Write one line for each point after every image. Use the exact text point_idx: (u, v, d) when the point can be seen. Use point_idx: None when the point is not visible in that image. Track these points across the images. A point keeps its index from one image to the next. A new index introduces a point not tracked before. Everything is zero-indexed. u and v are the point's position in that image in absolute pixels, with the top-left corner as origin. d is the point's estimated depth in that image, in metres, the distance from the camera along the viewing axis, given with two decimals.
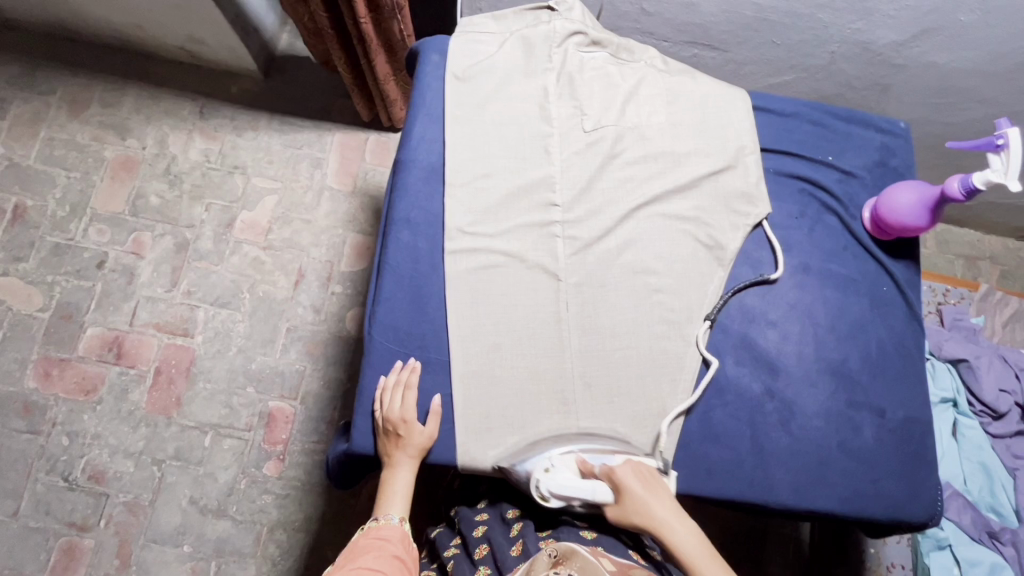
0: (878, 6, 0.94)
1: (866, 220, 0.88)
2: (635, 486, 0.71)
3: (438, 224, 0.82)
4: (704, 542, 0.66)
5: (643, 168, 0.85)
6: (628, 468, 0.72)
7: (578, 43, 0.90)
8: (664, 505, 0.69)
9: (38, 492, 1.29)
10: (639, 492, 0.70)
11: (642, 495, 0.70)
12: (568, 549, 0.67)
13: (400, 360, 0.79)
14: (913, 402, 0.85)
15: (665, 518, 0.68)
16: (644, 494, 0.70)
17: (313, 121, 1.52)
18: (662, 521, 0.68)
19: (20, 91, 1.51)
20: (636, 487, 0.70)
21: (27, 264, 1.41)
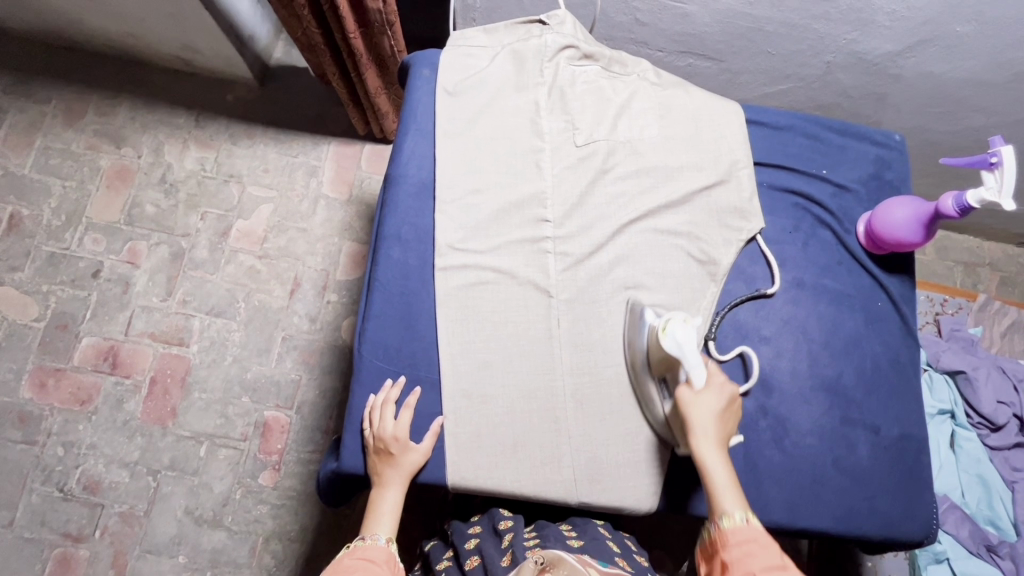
0: (872, 17, 0.93)
1: (861, 234, 0.88)
2: (718, 401, 0.71)
3: (429, 240, 0.82)
4: (731, 478, 0.68)
5: (635, 183, 0.85)
6: (729, 386, 0.72)
7: (570, 57, 0.89)
8: (725, 430, 0.71)
9: (34, 502, 1.29)
10: (716, 404, 0.71)
11: (715, 411, 0.71)
12: (555, 556, 0.65)
13: (390, 378, 0.78)
14: (908, 418, 0.84)
15: (716, 439, 0.70)
16: (717, 412, 0.70)
17: (308, 130, 1.52)
18: (712, 438, 0.70)
19: (16, 99, 1.51)
20: (719, 399, 0.71)
21: (22, 273, 1.41)
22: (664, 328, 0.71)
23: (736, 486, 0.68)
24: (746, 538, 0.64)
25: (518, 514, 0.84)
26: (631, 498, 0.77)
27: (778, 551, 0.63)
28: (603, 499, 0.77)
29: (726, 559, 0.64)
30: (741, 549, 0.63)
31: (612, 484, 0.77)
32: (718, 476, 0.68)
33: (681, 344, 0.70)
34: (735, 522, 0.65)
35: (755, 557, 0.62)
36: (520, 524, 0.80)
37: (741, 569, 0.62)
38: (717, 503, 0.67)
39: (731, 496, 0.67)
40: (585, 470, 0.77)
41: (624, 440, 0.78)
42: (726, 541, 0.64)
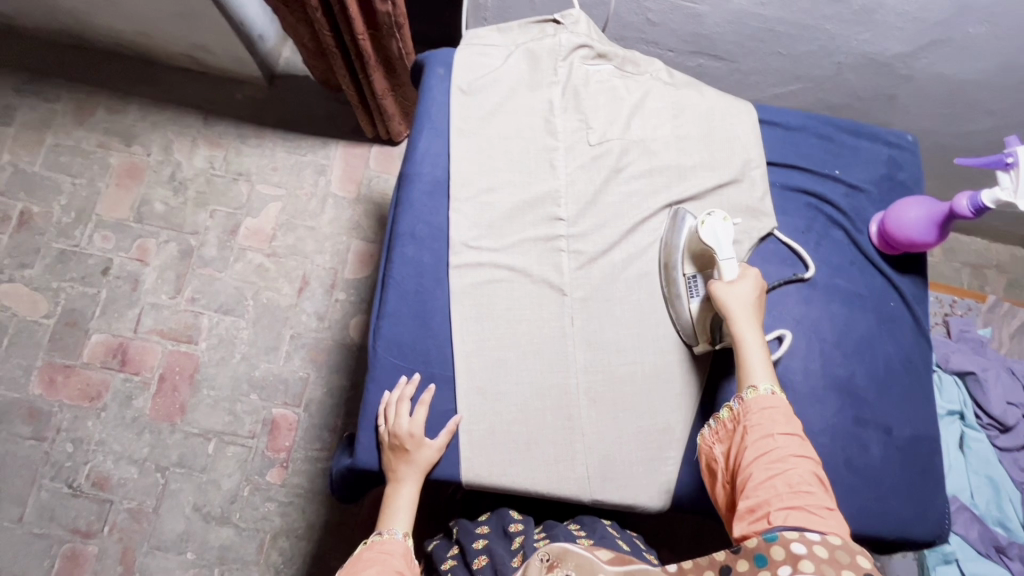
0: (884, 18, 0.94)
1: (873, 234, 0.88)
2: (751, 290, 0.75)
3: (443, 238, 0.82)
4: (763, 355, 0.71)
5: (648, 182, 0.85)
6: (760, 279, 0.76)
7: (583, 56, 0.89)
8: (759, 317, 0.75)
9: (43, 498, 1.29)
10: (750, 292, 0.74)
11: (748, 298, 0.74)
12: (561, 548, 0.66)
13: (404, 375, 0.79)
14: (920, 419, 0.84)
15: (752, 320, 0.73)
16: (751, 298, 0.74)
17: (317, 128, 1.53)
18: (749, 319, 0.73)
19: (27, 97, 1.51)
20: (753, 287, 0.75)
21: (32, 270, 1.41)
22: (703, 223, 0.77)
23: (769, 363, 0.71)
24: (770, 405, 0.67)
25: (527, 515, 0.84)
26: (644, 496, 0.77)
27: (795, 423, 0.67)
28: (615, 497, 0.77)
29: (747, 426, 0.67)
30: (764, 415, 0.66)
31: (624, 483, 0.77)
32: (753, 350, 0.71)
33: (718, 238, 0.77)
34: (765, 391, 0.68)
35: (776, 423, 0.66)
36: (530, 526, 0.80)
37: (761, 433, 0.66)
38: (749, 375, 0.70)
39: (762, 370, 0.70)
40: (598, 468, 0.77)
41: (636, 438, 0.78)
42: (750, 410, 0.68)
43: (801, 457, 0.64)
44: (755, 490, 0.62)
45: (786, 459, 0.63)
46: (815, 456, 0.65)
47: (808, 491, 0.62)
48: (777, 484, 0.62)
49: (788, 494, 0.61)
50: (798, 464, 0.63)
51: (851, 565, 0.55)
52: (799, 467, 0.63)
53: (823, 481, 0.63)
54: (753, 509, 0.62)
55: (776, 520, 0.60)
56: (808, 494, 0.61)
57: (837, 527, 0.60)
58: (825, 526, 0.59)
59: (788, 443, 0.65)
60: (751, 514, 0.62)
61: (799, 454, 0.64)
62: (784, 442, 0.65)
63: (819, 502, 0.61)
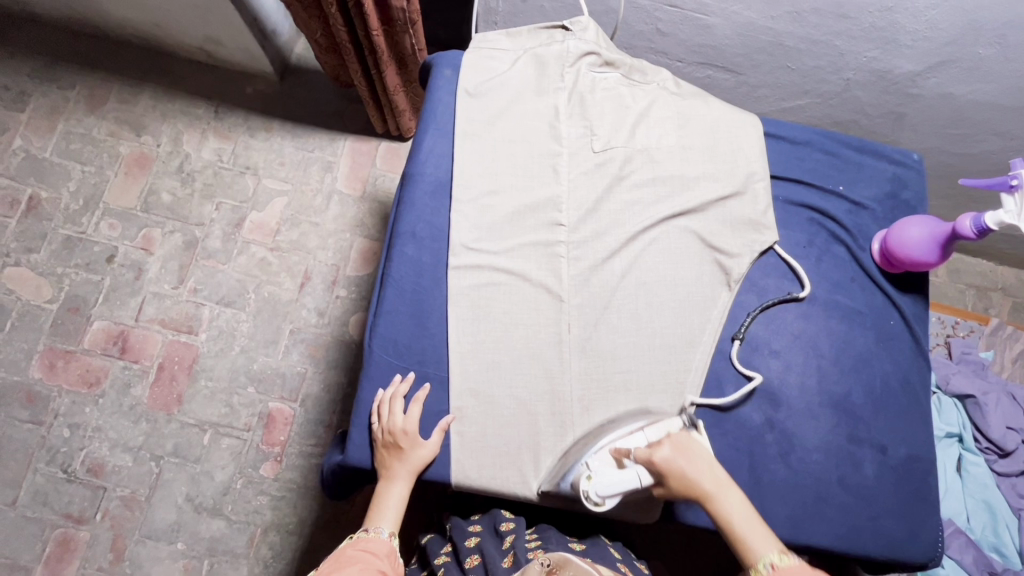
0: (894, 35, 0.94)
1: (875, 252, 0.87)
2: (677, 463, 0.70)
3: (443, 239, 0.82)
4: (744, 507, 0.69)
5: (651, 191, 0.85)
6: (669, 447, 0.71)
7: (591, 63, 0.89)
8: (707, 482, 0.70)
9: (38, 483, 1.30)
10: (680, 469, 0.70)
11: (684, 472, 0.70)
12: (562, 558, 0.69)
13: (399, 374, 0.79)
14: (917, 440, 0.83)
15: (710, 492, 0.70)
16: (688, 474, 0.70)
17: (325, 125, 1.54)
18: (707, 493, 0.70)
19: (40, 84, 1.53)
20: (677, 465, 0.70)
21: (38, 255, 1.43)
22: (589, 481, 0.71)
23: (752, 518, 0.69)
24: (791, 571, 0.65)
25: (519, 515, 0.85)
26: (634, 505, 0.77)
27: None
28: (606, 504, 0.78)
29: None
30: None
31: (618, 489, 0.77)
32: (735, 522, 0.68)
33: (609, 486, 0.71)
34: (768, 565, 0.65)
35: None
36: (521, 526, 0.81)
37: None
38: (746, 554, 0.67)
39: (757, 534, 0.68)
40: None
41: None
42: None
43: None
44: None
45: None
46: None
47: None
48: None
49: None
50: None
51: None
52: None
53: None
54: None
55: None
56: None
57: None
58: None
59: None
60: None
61: None
62: None
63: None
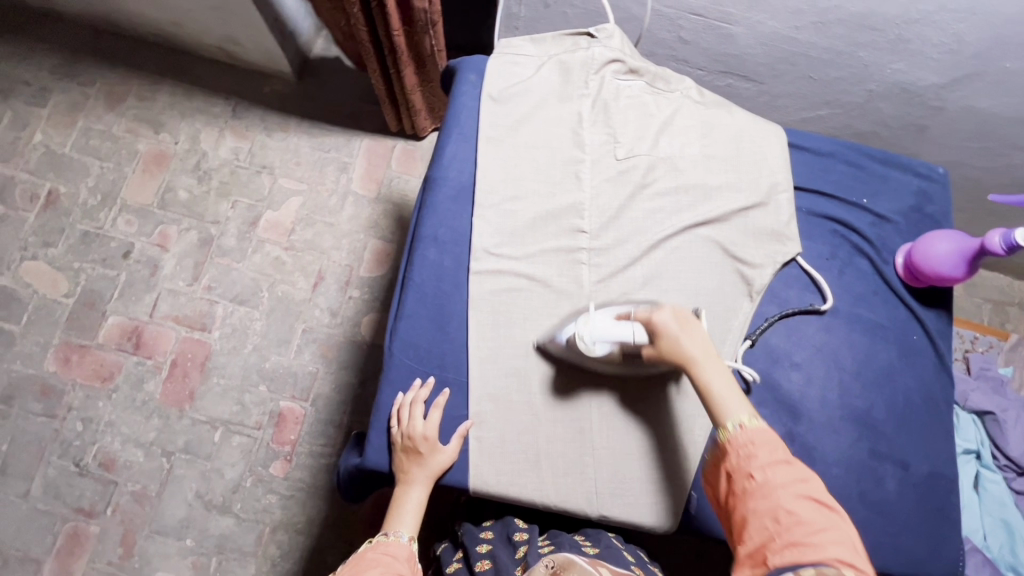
0: (920, 48, 0.93)
1: (899, 266, 0.87)
2: (673, 330, 0.72)
3: (465, 243, 0.82)
4: (730, 381, 0.70)
5: (674, 199, 0.85)
6: (669, 313, 0.73)
7: (615, 70, 0.89)
8: (697, 352, 0.71)
9: (50, 475, 1.31)
10: (675, 333, 0.71)
11: (677, 339, 0.71)
12: (565, 561, 0.68)
13: (419, 378, 0.78)
14: (939, 457, 0.82)
15: (700, 362, 0.70)
16: (681, 339, 0.71)
17: (342, 126, 1.54)
18: (696, 362, 0.71)
19: (61, 80, 1.55)
20: (672, 330, 0.72)
21: (55, 249, 1.44)
22: (582, 329, 0.74)
23: (735, 391, 0.69)
24: (757, 435, 0.66)
25: (533, 523, 0.85)
26: (653, 515, 0.76)
27: (780, 446, 0.66)
28: (620, 513, 0.76)
29: (730, 466, 0.66)
30: (742, 453, 0.66)
31: (634, 499, 0.76)
32: (715, 390, 0.69)
33: (605, 338, 0.73)
34: (736, 426, 0.67)
35: (754, 457, 0.65)
36: (535, 535, 0.81)
37: (743, 471, 0.65)
38: (717, 416, 0.69)
39: (735, 401, 0.69)
40: (608, 486, 0.76)
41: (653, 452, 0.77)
42: (728, 451, 0.67)
43: (789, 480, 0.63)
44: (749, 535, 0.62)
45: (774, 490, 0.62)
46: (806, 477, 0.64)
47: (798, 521, 0.60)
48: (766, 522, 0.61)
49: (779, 531, 0.60)
50: (789, 491, 0.62)
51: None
52: (789, 495, 0.62)
53: (819, 502, 0.62)
54: (752, 556, 0.61)
55: (772, 565, 0.59)
56: (800, 523, 0.60)
57: (839, 552, 0.58)
58: (824, 557, 0.57)
59: (772, 474, 0.64)
60: (752, 561, 0.61)
61: (785, 484, 0.63)
62: (766, 475, 0.64)
63: (814, 528, 0.59)
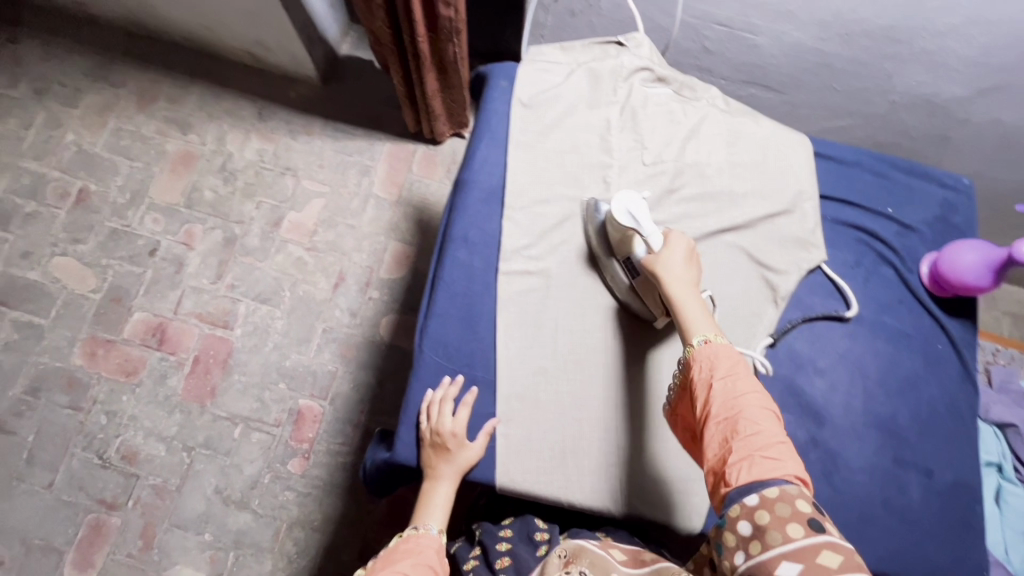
0: (945, 61, 0.94)
1: (924, 274, 0.87)
2: (679, 251, 0.76)
3: (495, 245, 0.84)
4: (707, 312, 0.72)
5: (700, 205, 0.86)
6: (683, 239, 0.77)
7: (643, 79, 0.91)
8: (686, 278, 0.74)
9: (74, 467, 1.33)
10: (679, 253, 0.75)
11: (678, 259, 0.75)
12: (576, 547, 0.77)
13: (448, 376, 0.80)
14: (963, 466, 0.82)
15: (687, 283, 0.73)
16: (681, 261, 0.75)
17: (365, 130, 1.57)
18: (682, 279, 0.74)
19: (95, 82, 1.59)
20: (679, 250, 0.76)
21: (84, 246, 1.47)
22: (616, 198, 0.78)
23: (710, 320, 0.71)
24: (720, 353, 0.67)
25: (552, 523, 0.85)
26: (676, 515, 0.76)
27: (741, 362, 0.67)
28: (641, 512, 0.76)
29: (692, 380, 0.67)
30: (704, 364, 0.67)
31: (657, 500, 0.76)
32: (689, 308, 0.71)
33: (634, 214, 0.77)
34: (701, 341, 0.68)
35: (716, 368, 0.66)
36: (555, 534, 0.81)
37: (703, 382, 0.66)
38: (685, 332, 0.70)
39: (705, 325, 0.70)
40: (633, 488, 0.76)
41: (678, 455, 0.77)
42: (692, 365, 0.68)
43: (747, 392, 0.64)
44: (709, 451, 0.63)
45: (734, 400, 0.63)
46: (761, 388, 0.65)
47: (756, 432, 0.61)
48: (726, 436, 0.62)
49: (737, 444, 0.61)
50: (747, 405, 0.63)
51: (795, 516, 0.56)
52: (746, 407, 0.63)
53: (777, 415, 0.64)
54: (714, 471, 0.62)
55: (732, 482, 0.60)
56: (758, 436, 0.61)
57: (794, 466, 0.60)
58: (781, 472, 0.59)
59: (731, 386, 0.65)
60: (713, 479, 0.62)
61: (745, 395, 0.64)
62: (727, 386, 0.65)
63: (770, 440, 0.61)
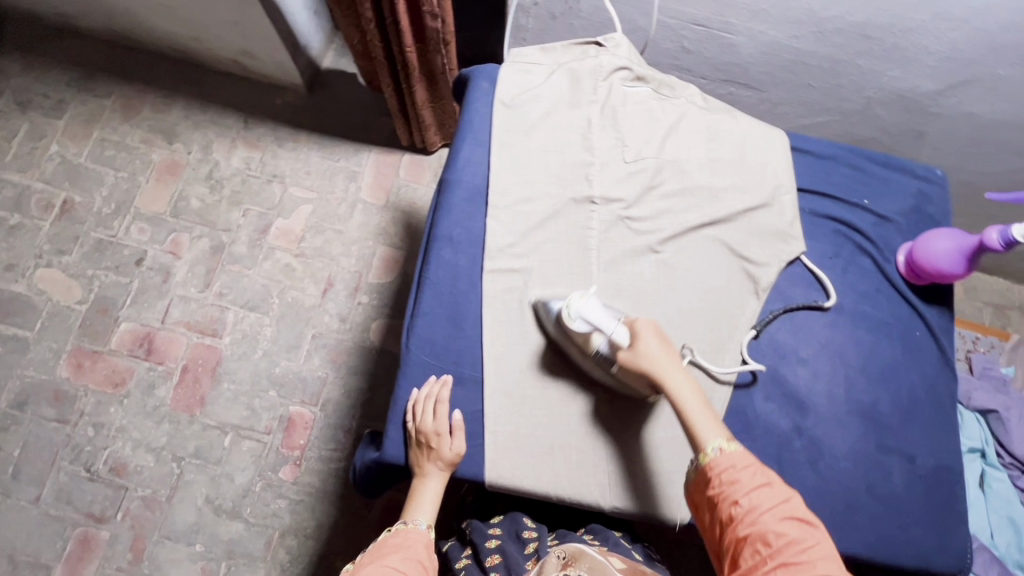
0: (915, 56, 0.96)
1: (900, 264, 0.89)
2: (652, 339, 0.75)
3: (480, 244, 0.84)
4: (700, 398, 0.73)
5: (681, 201, 0.87)
6: (649, 324, 0.77)
7: (623, 78, 0.93)
8: (670, 368, 0.74)
9: (61, 481, 1.31)
10: (653, 344, 0.75)
11: (654, 350, 0.74)
12: (576, 550, 0.74)
13: (434, 374, 0.80)
14: (945, 450, 0.84)
15: (673, 377, 0.73)
16: (658, 352, 0.74)
17: (352, 136, 1.58)
18: (669, 374, 0.73)
19: (78, 93, 1.59)
20: (652, 341, 0.75)
21: (69, 257, 1.46)
22: (578, 298, 0.77)
23: (705, 407, 0.72)
24: (738, 460, 0.68)
25: (541, 523, 0.87)
26: (667, 508, 0.77)
27: (760, 469, 0.67)
28: (632, 505, 0.77)
29: (714, 495, 0.67)
30: (725, 478, 0.67)
31: (647, 493, 0.77)
32: (687, 406, 0.72)
33: (591, 317, 0.76)
34: (716, 450, 0.69)
35: (737, 482, 0.66)
36: (543, 533, 0.83)
37: (728, 499, 0.66)
38: (697, 440, 0.70)
39: (708, 422, 0.71)
40: (623, 481, 0.77)
41: (666, 448, 0.79)
42: (711, 479, 0.68)
43: (772, 504, 0.64)
44: (741, 560, 0.63)
45: (762, 514, 0.64)
46: (788, 498, 0.65)
47: (787, 541, 0.62)
48: (756, 547, 0.63)
49: (769, 555, 0.62)
50: (774, 516, 0.63)
51: None
52: (774, 520, 0.63)
53: (803, 519, 0.64)
54: None
55: None
56: (789, 546, 0.61)
57: (825, 568, 0.61)
58: None
59: (757, 500, 0.65)
60: None
61: (771, 507, 0.64)
62: (753, 500, 0.65)
63: (802, 549, 0.61)
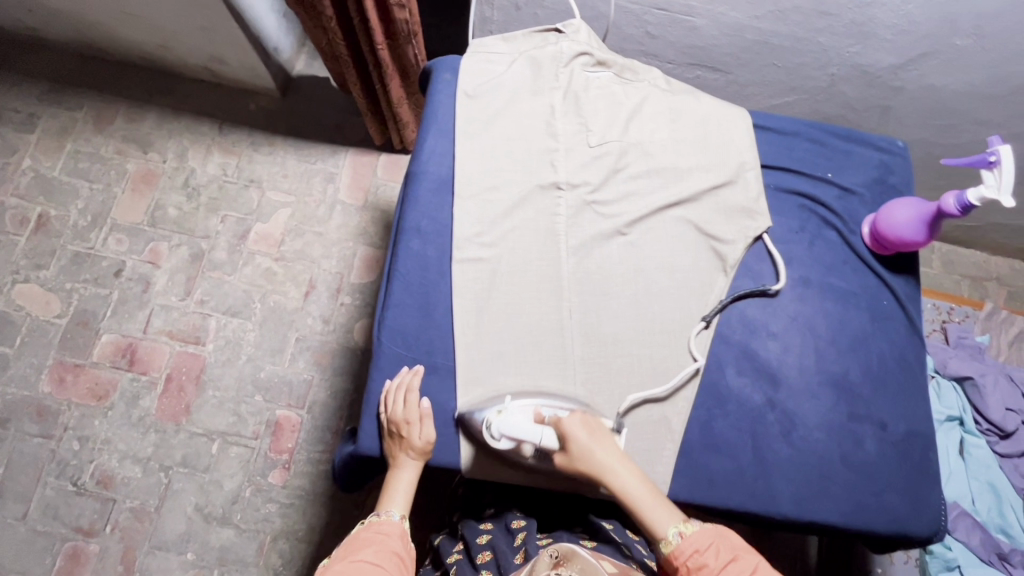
0: (874, 30, 0.97)
1: (865, 235, 0.90)
2: (581, 434, 0.73)
3: (447, 233, 0.85)
4: (645, 483, 0.72)
5: (646, 182, 0.88)
6: (577, 417, 0.75)
7: (584, 63, 0.94)
8: (607, 461, 0.73)
9: (48, 496, 1.30)
10: (584, 440, 0.73)
11: (587, 446, 0.73)
12: (568, 551, 0.71)
13: (406, 364, 0.80)
14: (916, 415, 0.85)
15: (612, 472, 0.72)
16: (592, 448, 0.73)
17: (327, 138, 1.58)
18: (609, 470, 0.72)
19: (49, 106, 1.57)
20: (582, 439, 0.73)
21: (47, 271, 1.45)
22: (499, 413, 0.75)
23: (651, 493, 0.72)
24: (698, 543, 0.69)
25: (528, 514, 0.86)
26: None
27: (725, 544, 0.69)
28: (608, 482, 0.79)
29: None
30: (692, 564, 0.68)
31: None
32: (634, 498, 0.71)
33: (514, 430, 0.74)
34: (676, 536, 0.69)
35: (705, 566, 0.67)
36: (533, 526, 0.83)
37: None
38: (654, 532, 0.71)
39: (658, 509, 0.71)
40: None
41: (640, 426, 0.79)
42: (679, 567, 0.69)
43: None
44: None
45: None
46: (755, 567, 0.67)
47: None
48: None
49: None
50: None
51: None
52: None
53: None
54: None
55: None
56: None
57: None
58: None
59: None
60: None
61: None
62: None
63: None
